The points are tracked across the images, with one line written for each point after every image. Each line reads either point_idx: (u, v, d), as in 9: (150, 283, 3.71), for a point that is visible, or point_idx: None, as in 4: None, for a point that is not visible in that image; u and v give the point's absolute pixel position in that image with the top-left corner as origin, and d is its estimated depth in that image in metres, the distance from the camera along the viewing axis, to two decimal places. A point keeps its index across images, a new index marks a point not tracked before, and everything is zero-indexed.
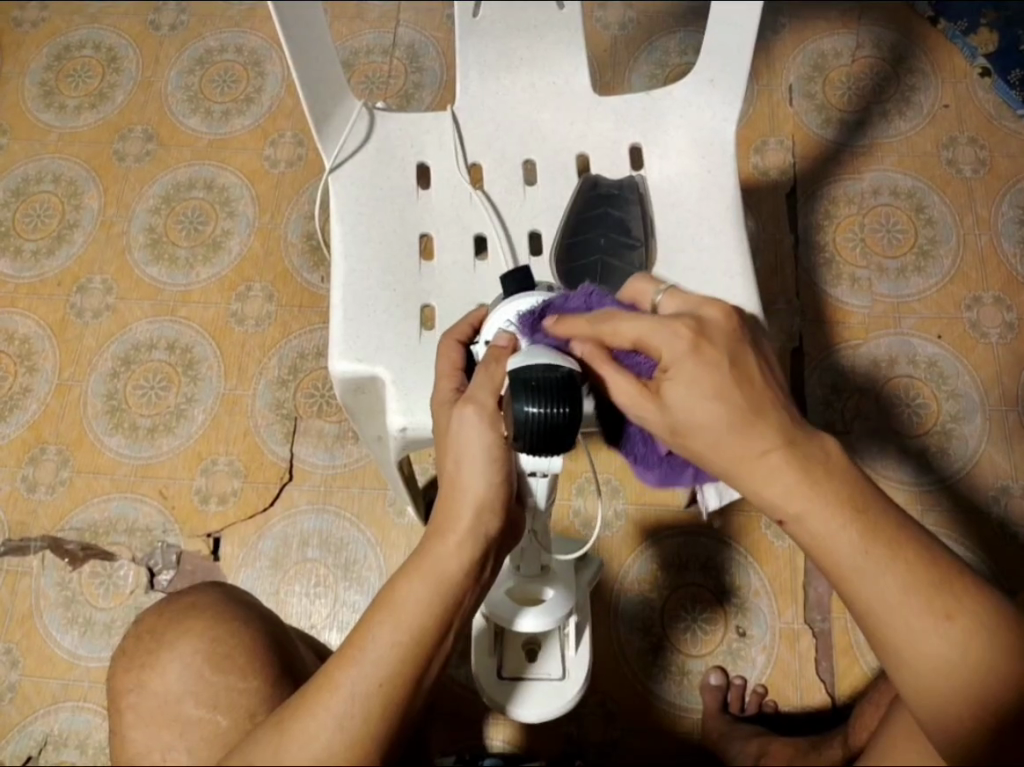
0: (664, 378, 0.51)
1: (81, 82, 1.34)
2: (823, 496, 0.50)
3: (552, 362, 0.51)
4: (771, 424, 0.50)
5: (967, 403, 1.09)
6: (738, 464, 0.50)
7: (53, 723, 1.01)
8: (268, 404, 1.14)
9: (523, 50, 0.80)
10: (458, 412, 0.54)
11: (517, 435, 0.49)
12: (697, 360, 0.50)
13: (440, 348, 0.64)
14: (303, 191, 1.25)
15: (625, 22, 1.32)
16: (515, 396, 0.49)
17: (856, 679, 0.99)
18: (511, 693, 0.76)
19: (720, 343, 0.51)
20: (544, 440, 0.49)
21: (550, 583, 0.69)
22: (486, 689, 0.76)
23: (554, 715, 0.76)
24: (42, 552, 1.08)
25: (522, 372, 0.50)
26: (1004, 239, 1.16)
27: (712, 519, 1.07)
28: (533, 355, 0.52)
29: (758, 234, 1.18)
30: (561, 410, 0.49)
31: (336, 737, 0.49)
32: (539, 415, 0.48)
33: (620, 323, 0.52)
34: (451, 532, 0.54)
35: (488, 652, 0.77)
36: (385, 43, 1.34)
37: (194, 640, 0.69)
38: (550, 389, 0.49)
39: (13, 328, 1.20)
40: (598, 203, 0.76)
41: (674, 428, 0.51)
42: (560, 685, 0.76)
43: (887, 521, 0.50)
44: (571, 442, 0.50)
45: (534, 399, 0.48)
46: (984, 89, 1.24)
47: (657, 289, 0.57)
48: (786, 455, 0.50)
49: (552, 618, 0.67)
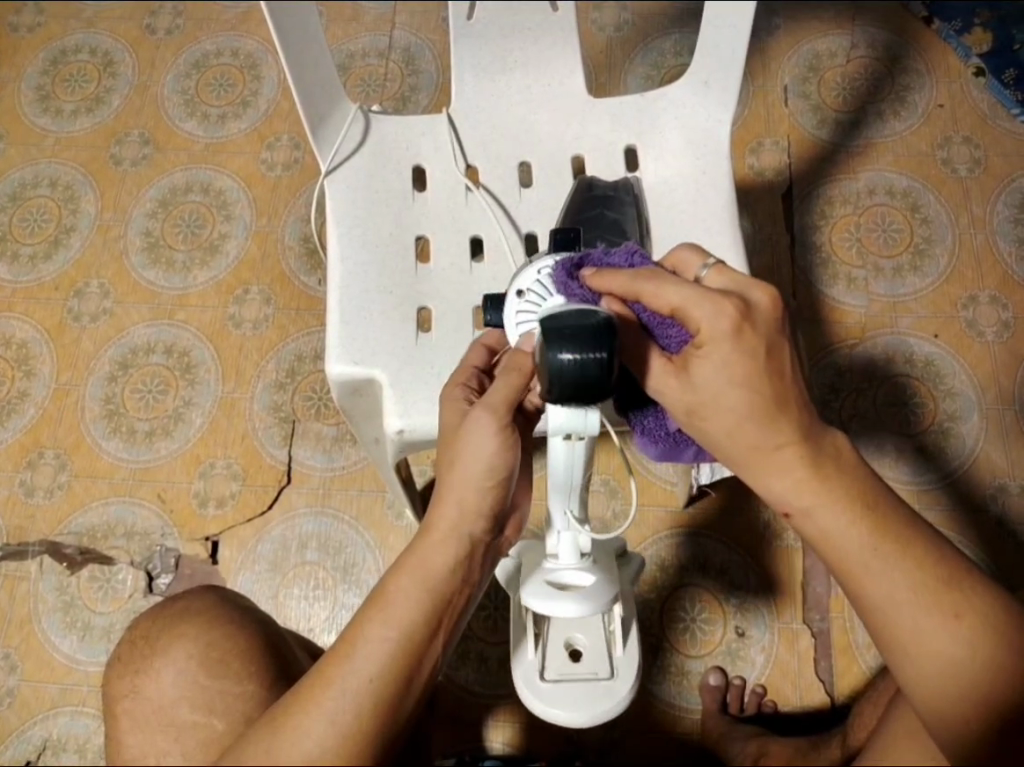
0: (695, 354, 0.50)
1: (78, 86, 1.34)
2: (835, 492, 0.51)
3: (586, 311, 0.49)
4: (789, 420, 0.50)
5: (964, 401, 1.09)
6: (751, 454, 0.51)
7: (52, 728, 1.01)
8: (266, 407, 1.14)
9: (517, 53, 0.80)
10: (473, 414, 0.54)
11: (552, 385, 0.47)
12: (735, 344, 0.49)
13: (466, 351, 0.63)
14: (299, 194, 1.25)
15: (621, 24, 1.32)
16: (549, 344, 0.47)
17: (855, 679, 0.99)
18: (556, 696, 0.66)
19: (760, 325, 0.49)
20: (577, 391, 0.47)
21: (589, 570, 0.64)
22: (527, 689, 0.67)
23: (604, 718, 0.66)
24: (41, 556, 1.08)
25: (554, 322, 0.48)
26: (1000, 238, 1.17)
27: (708, 519, 1.07)
28: (563, 307, 0.50)
29: (754, 234, 1.18)
30: (597, 358, 0.46)
31: (328, 735, 0.49)
32: (575, 362, 0.46)
33: (665, 289, 0.49)
34: (435, 528, 0.54)
35: (529, 649, 0.68)
36: (381, 46, 1.34)
37: (188, 645, 0.69)
38: (584, 335, 0.47)
39: (10, 333, 1.20)
40: (596, 203, 0.75)
41: (692, 408, 0.51)
42: (610, 686, 0.67)
43: (896, 521, 0.51)
44: (608, 394, 0.48)
45: (568, 346, 0.46)
46: (978, 89, 1.25)
47: (705, 263, 0.55)
48: (800, 450, 0.51)
49: (594, 603, 0.63)
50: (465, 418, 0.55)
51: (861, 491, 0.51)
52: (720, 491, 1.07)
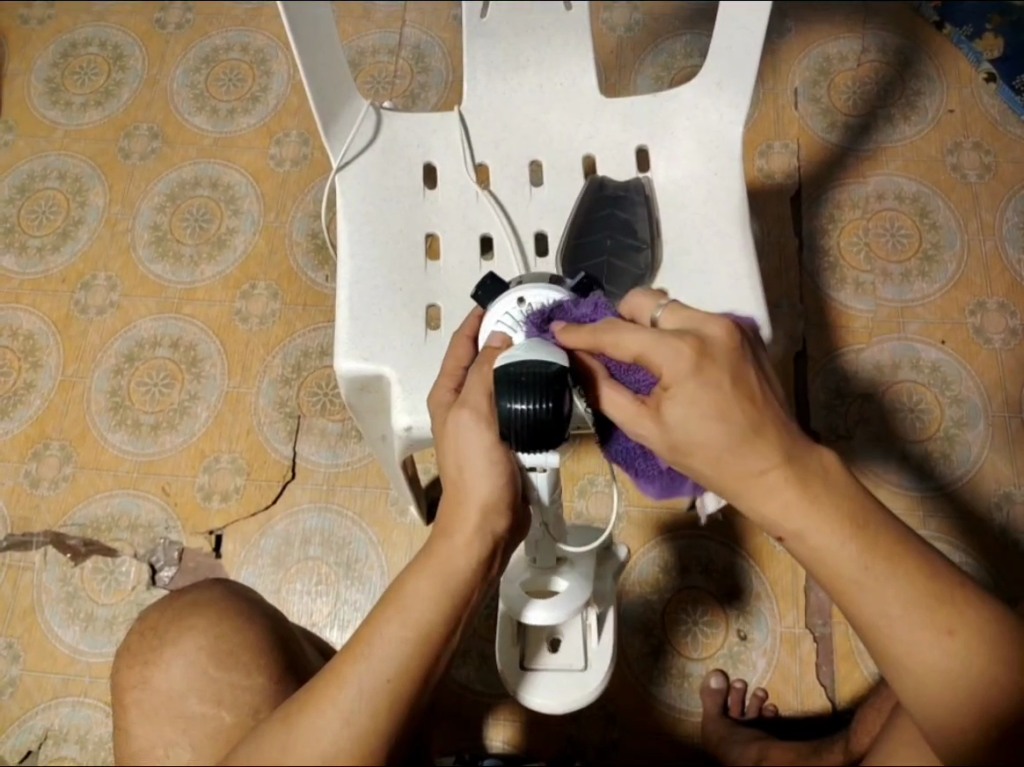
0: (664, 395, 0.51)
1: (88, 79, 1.34)
2: (823, 513, 0.50)
3: (541, 358, 0.51)
4: (769, 443, 0.50)
5: (970, 409, 1.09)
6: (737, 482, 0.51)
7: (53, 719, 1.01)
8: (271, 403, 1.14)
9: (530, 51, 0.80)
10: (455, 415, 0.54)
11: (506, 432, 0.51)
12: (699, 379, 0.49)
13: (450, 346, 0.63)
14: (308, 190, 1.25)
15: (631, 24, 1.32)
16: (500, 394, 0.50)
17: (857, 684, 0.99)
18: (534, 684, 0.72)
19: (719, 357, 0.50)
20: (531, 437, 0.50)
21: (564, 574, 0.67)
22: (510, 679, 0.73)
23: (576, 706, 0.72)
24: (45, 547, 1.08)
25: (508, 368, 0.51)
26: (1008, 245, 1.17)
27: (715, 523, 1.06)
28: (522, 351, 0.52)
29: (762, 238, 1.18)
30: (545, 406, 0.49)
31: (344, 734, 0.49)
32: (524, 413, 0.49)
33: (621, 337, 0.51)
34: (457, 531, 0.54)
35: (511, 640, 0.73)
36: (391, 43, 1.34)
37: (198, 637, 0.69)
38: (536, 385, 0.50)
39: (16, 324, 1.20)
40: (605, 203, 0.76)
41: (674, 446, 0.51)
42: (582, 676, 0.73)
43: (886, 535, 0.50)
44: (560, 437, 0.51)
45: (520, 397, 0.49)
46: (989, 96, 1.25)
47: (658, 304, 0.55)
48: (784, 474, 0.50)
49: (565, 611, 0.65)
50: (448, 417, 0.55)
51: (852, 508, 0.50)
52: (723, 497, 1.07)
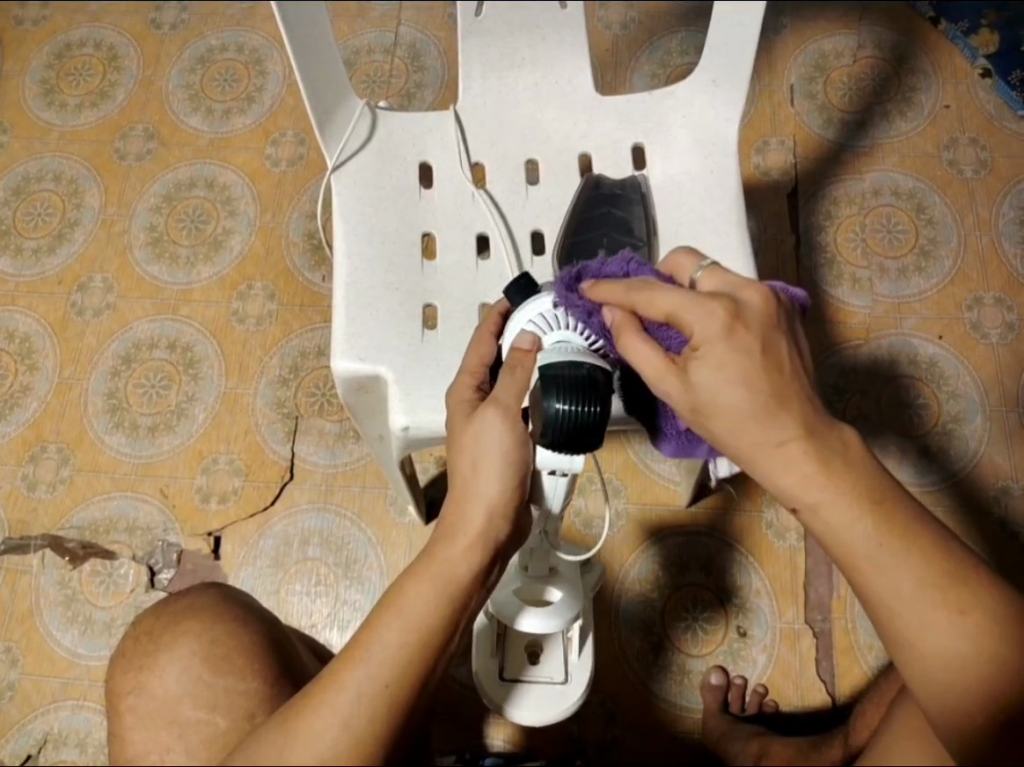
0: (692, 357, 0.50)
1: (82, 80, 1.34)
2: (841, 488, 0.49)
3: (575, 359, 0.51)
4: (791, 413, 0.49)
5: (968, 402, 1.09)
6: (755, 451, 0.50)
7: (53, 723, 1.00)
8: (269, 403, 1.14)
9: (525, 50, 0.80)
10: (481, 412, 0.54)
11: (545, 432, 0.50)
12: (729, 342, 0.49)
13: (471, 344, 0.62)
14: (304, 191, 1.25)
15: (627, 22, 1.32)
16: (545, 393, 0.49)
17: (856, 680, 0.99)
18: (511, 694, 0.75)
19: (753, 323, 0.50)
20: (572, 438, 0.49)
21: (557, 585, 0.67)
22: (487, 689, 0.75)
23: (552, 720, 0.75)
24: (43, 551, 1.08)
25: (548, 370, 0.50)
26: (1005, 240, 1.17)
27: (713, 519, 1.07)
28: (557, 352, 0.52)
29: (759, 235, 1.18)
30: (592, 409, 0.49)
31: (341, 737, 0.49)
32: (570, 413, 0.48)
33: (658, 296, 0.51)
34: (460, 535, 0.54)
35: (490, 652, 0.75)
36: (386, 41, 1.34)
37: (194, 641, 0.69)
38: (578, 388, 0.49)
39: (13, 326, 1.20)
40: (602, 202, 0.76)
41: (696, 407, 0.51)
42: (562, 690, 0.76)
43: (905, 515, 0.50)
44: (598, 441, 0.50)
45: (565, 397, 0.49)
46: (985, 91, 1.25)
47: (699, 264, 0.56)
48: (806, 444, 0.49)
49: (558, 623, 0.66)
50: (473, 415, 0.55)
51: (871, 486, 0.50)
52: (723, 492, 1.07)
